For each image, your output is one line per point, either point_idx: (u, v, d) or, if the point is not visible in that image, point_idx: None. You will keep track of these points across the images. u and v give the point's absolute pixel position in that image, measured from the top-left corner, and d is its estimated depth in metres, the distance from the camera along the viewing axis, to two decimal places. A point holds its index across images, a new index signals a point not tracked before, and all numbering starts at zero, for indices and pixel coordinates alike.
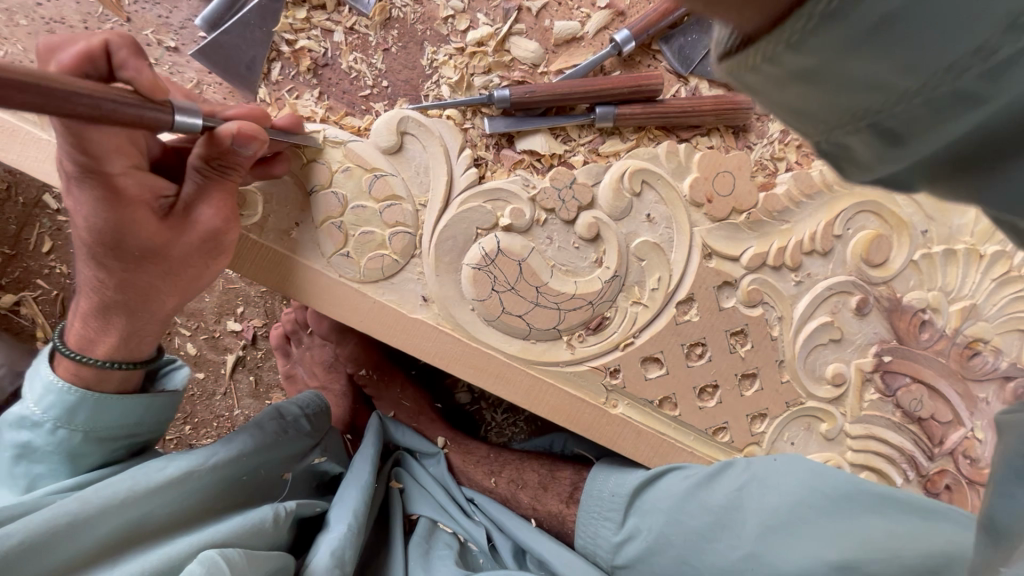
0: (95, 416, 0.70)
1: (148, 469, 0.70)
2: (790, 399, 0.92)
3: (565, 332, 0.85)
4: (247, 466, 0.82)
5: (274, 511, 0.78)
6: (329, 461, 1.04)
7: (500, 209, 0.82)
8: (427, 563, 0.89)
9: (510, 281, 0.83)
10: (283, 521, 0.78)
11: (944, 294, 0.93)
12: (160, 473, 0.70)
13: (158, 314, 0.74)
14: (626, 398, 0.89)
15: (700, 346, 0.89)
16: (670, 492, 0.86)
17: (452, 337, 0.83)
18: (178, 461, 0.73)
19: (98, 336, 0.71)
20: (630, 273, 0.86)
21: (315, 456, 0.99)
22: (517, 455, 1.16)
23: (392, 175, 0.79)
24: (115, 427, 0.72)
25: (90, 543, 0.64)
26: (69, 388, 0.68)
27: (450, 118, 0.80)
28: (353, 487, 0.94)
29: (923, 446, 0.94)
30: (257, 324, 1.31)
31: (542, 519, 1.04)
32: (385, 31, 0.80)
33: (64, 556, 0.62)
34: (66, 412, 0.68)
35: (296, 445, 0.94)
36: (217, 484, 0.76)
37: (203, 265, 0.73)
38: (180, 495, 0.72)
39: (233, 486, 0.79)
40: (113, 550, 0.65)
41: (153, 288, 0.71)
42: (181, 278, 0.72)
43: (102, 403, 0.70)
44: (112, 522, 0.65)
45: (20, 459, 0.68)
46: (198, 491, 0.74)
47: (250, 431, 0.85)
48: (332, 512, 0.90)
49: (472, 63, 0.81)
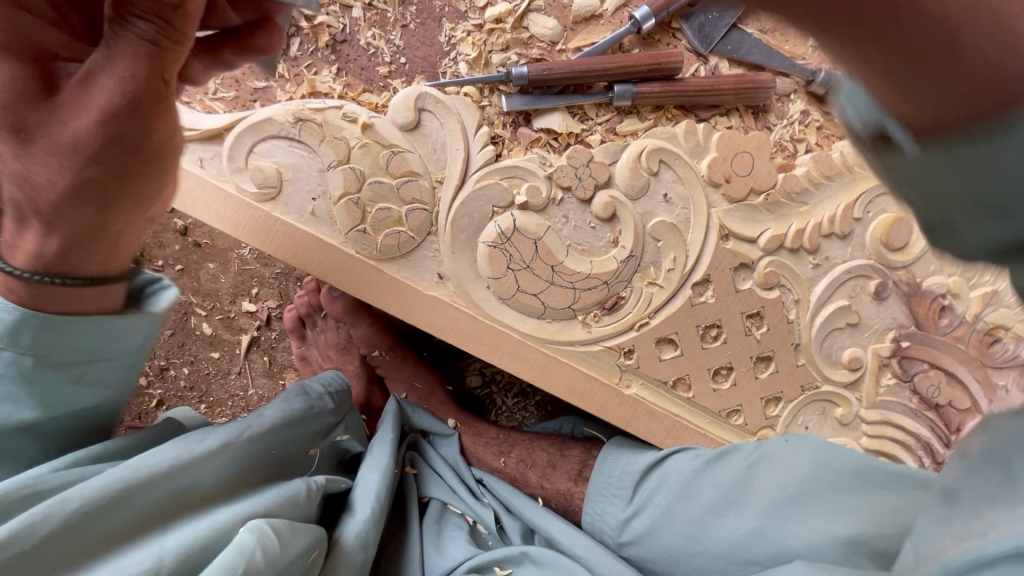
0: (49, 339, 0.53)
1: (189, 440, 0.68)
2: (805, 383, 0.92)
3: (580, 311, 0.85)
4: (279, 441, 0.82)
5: (307, 484, 0.79)
6: (351, 440, 1.04)
7: (517, 187, 0.81)
8: (439, 544, 0.92)
9: (525, 260, 0.83)
10: (316, 496, 0.79)
11: (966, 280, 0.92)
12: (202, 443, 0.68)
13: (118, 232, 0.54)
14: (640, 379, 0.88)
15: (716, 328, 0.88)
16: (676, 467, 0.87)
17: (467, 314, 0.83)
18: (216, 432, 0.71)
19: (20, 240, 0.52)
20: (646, 253, 0.85)
21: (338, 433, 1.00)
22: (527, 436, 1.16)
23: (409, 151, 0.79)
24: (66, 358, 0.55)
25: (138, 513, 0.60)
26: (2, 304, 0.51)
27: (467, 95, 0.80)
28: (371, 469, 0.95)
29: (939, 433, 0.94)
30: (272, 305, 1.32)
31: (549, 498, 1.04)
32: (403, 7, 0.80)
33: (113, 527, 0.58)
34: (8, 332, 0.51)
35: (321, 421, 0.94)
36: (255, 457, 0.75)
37: (120, 172, 0.49)
38: (222, 466, 0.70)
39: (267, 460, 0.79)
40: (159, 520, 0.62)
41: (91, 187, 0.49)
42: (91, 184, 0.48)
43: (47, 329, 0.53)
44: (161, 492, 0.62)
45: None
46: (239, 462, 0.72)
47: (278, 405, 0.86)
48: (356, 490, 0.90)
49: (490, 40, 0.81)
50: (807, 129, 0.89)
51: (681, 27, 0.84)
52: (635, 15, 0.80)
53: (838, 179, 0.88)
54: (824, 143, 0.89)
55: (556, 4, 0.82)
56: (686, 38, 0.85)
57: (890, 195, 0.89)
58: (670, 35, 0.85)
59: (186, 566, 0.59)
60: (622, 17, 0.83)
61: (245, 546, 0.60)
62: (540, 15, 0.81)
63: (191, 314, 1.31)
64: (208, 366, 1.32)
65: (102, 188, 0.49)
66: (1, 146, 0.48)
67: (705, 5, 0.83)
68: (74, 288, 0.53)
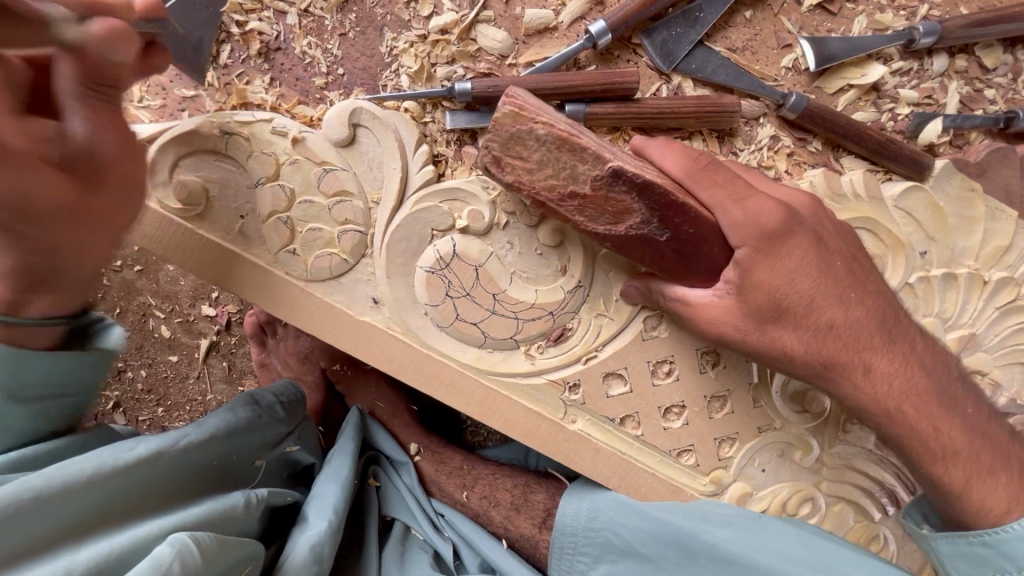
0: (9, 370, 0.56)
1: (115, 448, 0.62)
2: (764, 425, 0.87)
3: (523, 342, 0.81)
4: (222, 450, 0.75)
5: (246, 496, 0.72)
6: (302, 451, 0.94)
7: (458, 210, 0.77)
8: (402, 566, 0.90)
9: (466, 287, 0.78)
10: (255, 507, 0.72)
11: (941, 321, 0.87)
12: (129, 453, 0.63)
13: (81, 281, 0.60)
14: (586, 414, 0.84)
15: (668, 364, 0.83)
16: (645, 533, 0.85)
17: (402, 342, 0.79)
18: (148, 441, 0.65)
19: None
20: (595, 283, 0.81)
21: (288, 444, 0.90)
22: (492, 468, 1.08)
23: (343, 169, 0.75)
24: (35, 384, 0.59)
25: (46, 527, 0.55)
26: None
27: (408, 111, 0.75)
28: (329, 482, 0.88)
29: (905, 480, 0.90)
30: (231, 310, 1.29)
31: (514, 540, 1.00)
32: (342, 14, 0.75)
33: (16, 540, 0.53)
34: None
35: (270, 431, 0.84)
36: (188, 468, 0.70)
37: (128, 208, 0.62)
38: (149, 477, 0.64)
39: (204, 471, 0.72)
40: (75, 533, 0.57)
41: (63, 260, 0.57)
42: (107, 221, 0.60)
43: (23, 359, 0.57)
44: (76, 505, 0.57)
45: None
46: (169, 474, 0.67)
47: (221, 414, 0.78)
48: (306, 505, 0.84)
49: (434, 52, 0.75)
50: (777, 155, 0.83)
51: (642, 43, 0.78)
52: (590, 29, 0.74)
53: None
54: (795, 171, 0.84)
55: (508, 15, 0.77)
56: (647, 55, 0.79)
57: (863, 230, 0.84)
58: (630, 52, 0.79)
59: None
60: (578, 30, 0.78)
61: (161, 560, 0.53)
62: (489, 27, 0.76)
63: (149, 317, 1.28)
64: (166, 369, 1.29)
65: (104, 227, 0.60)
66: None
67: (668, 20, 0.78)
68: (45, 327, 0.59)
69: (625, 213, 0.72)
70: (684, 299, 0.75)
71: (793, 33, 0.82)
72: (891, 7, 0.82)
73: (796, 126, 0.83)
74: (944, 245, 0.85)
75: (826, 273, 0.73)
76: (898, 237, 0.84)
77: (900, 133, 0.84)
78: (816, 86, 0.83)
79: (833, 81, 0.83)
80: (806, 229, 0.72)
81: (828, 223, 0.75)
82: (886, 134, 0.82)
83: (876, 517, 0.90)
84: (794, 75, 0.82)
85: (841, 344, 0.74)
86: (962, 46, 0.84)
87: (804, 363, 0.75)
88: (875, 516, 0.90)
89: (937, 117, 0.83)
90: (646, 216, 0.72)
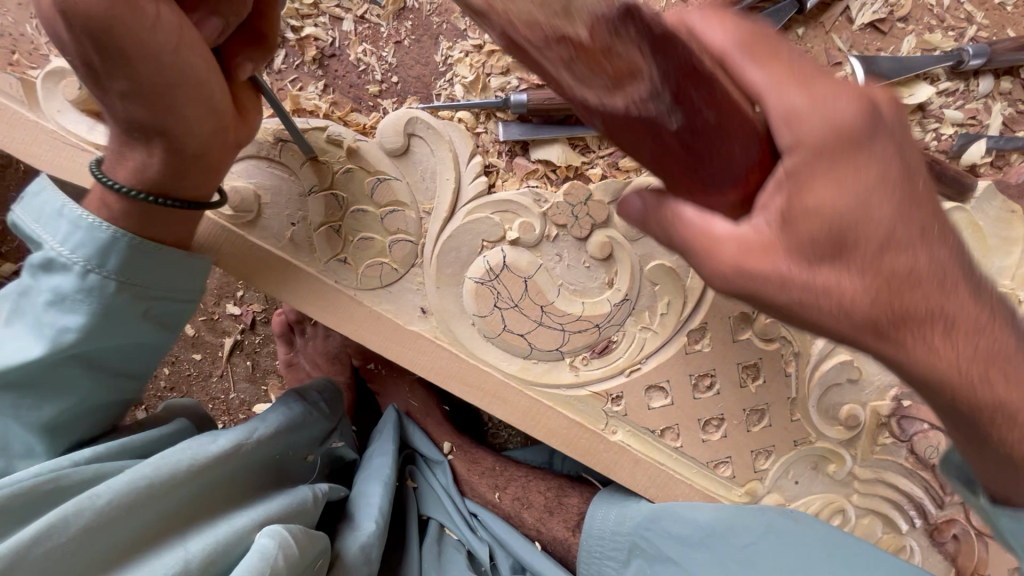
0: (134, 264, 0.60)
1: (201, 441, 0.66)
2: (799, 438, 0.88)
3: (568, 353, 0.81)
4: (282, 445, 0.78)
5: (312, 490, 0.77)
6: (346, 446, 0.96)
7: (509, 222, 0.77)
8: (440, 567, 0.93)
9: (514, 298, 0.78)
10: (321, 501, 0.77)
11: None
12: (215, 445, 0.67)
13: (196, 154, 0.60)
14: (627, 425, 0.85)
15: (709, 377, 0.84)
16: (673, 536, 0.85)
17: (448, 352, 0.79)
18: (226, 434, 0.69)
19: (118, 160, 0.60)
20: (642, 297, 0.81)
21: (336, 440, 0.92)
22: (524, 470, 1.09)
23: (397, 179, 0.75)
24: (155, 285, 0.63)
25: (154, 519, 0.60)
26: (99, 224, 0.58)
27: (462, 121, 0.75)
28: (373, 483, 0.91)
29: (934, 494, 0.91)
30: (256, 309, 1.28)
31: (546, 543, 1.00)
32: (398, 22, 0.75)
33: (129, 532, 0.57)
34: (98, 254, 0.58)
35: (321, 427, 0.87)
36: (259, 461, 0.73)
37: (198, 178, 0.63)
38: (233, 468, 0.69)
39: (267, 466, 0.75)
40: (172, 526, 0.61)
41: (207, 146, 0.60)
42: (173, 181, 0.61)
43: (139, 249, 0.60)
44: (178, 497, 0.62)
45: (52, 307, 0.59)
46: (246, 466, 0.71)
47: (281, 409, 0.80)
48: (355, 502, 0.88)
49: (488, 62, 0.75)
50: None
51: None
52: None
53: None
54: None
55: None
56: None
57: None
58: None
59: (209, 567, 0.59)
60: None
61: (267, 552, 0.60)
62: None
63: None
64: (189, 367, 1.29)
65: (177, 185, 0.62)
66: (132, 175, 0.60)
67: None
68: (183, 210, 0.63)
69: (628, 76, 0.38)
70: (700, 226, 0.45)
71: (844, 50, 0.82)
72: (939, 28, 0.83)
73: None
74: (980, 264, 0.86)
75: (910, 195, 0.43)
76: None
77: (943, 153, 0.85)
78: None
79: None
80: (891, 141, 0.43)
81: (911, 139, 0.45)
82: (930, 154, 0.83)
83: (903, 528, 0.92)
84: None
85: (910, 284, 0.44)
86: (1008, 68, 0.84)
87: (864, 320, 0.45)
88: (903, 527, 0.92)
89: (981, 137, 0.84)
90: (655, 84, 0.38)
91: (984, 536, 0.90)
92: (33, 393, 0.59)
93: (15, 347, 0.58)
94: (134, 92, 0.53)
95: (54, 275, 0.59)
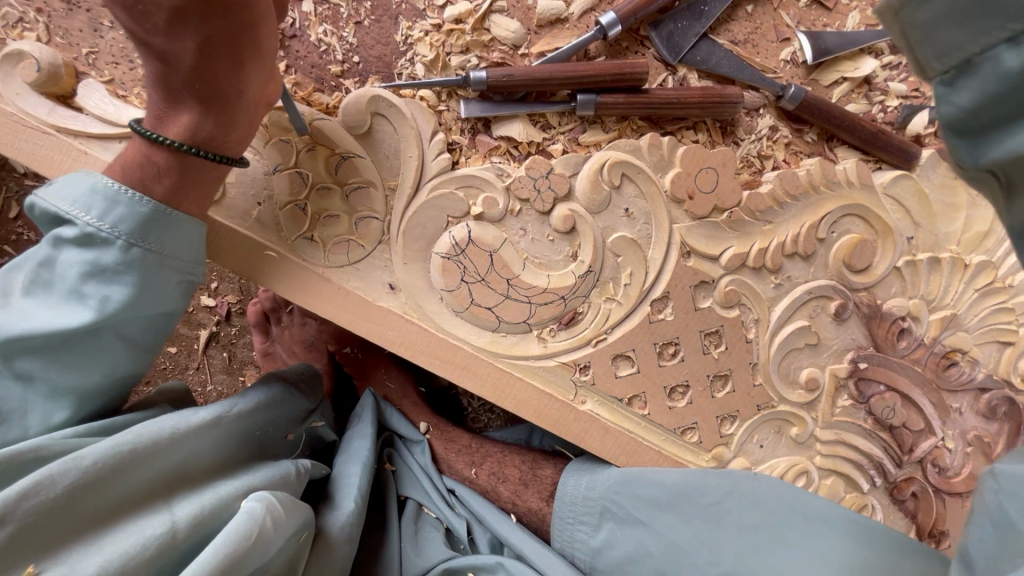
0: (168, 236, 0.64)
1: (182, 413, 0.67)
2: (762, 402, 0.91)
3: (536, 326, 0.83)
4: (262, 422, 0.79)
5: (295, 466, 0.78)
6: (325, 427, 0.98)
7: (473, 197, 0.79)
8: (416, 546, 0.95)
9: (480, 273, 0.80)
10: (303, 475, 0.79)
11: (925, 302, 0.92)
12: (196, 416, 0.68)
13: (250, 104, 0.64)
14: (595, 395, 0.87)
15: (673, 346, 0.87)
16: (642, 498, 0.88)
17: (418, 327, 0.81)
18: (207, 407, 0.70)
19: (166, 118, 0.63)
20: (605, 268, 0.83)
21: (316, 420, 0.93)
22: (499, 447, 1.10)
23: (361, 157, 0.76)
24: (184, 256, 0.66)
25: (139, 485, 0.61)
26: (141, 199, 0.62)
27: (423, 99, 0.77)
28: (352, 463, 0.92)
29: (892, 453, 0.94)
30: (232, 300, 1.28)
31: (521, 515, 1.02)
32: (357, 3, 0.76)
33: (116, 494, 0.58)
34: (140, 228, 0.62)
35: (300, 407, 0.88)
36: (240, 435, 0.74)
37: (245, 128, 0.66)
38: (215, 440, 0.70)
39: (250, 441, 0.76)
40: (157, 493, 0.62)
41: (257, 95, 0.64)
42: (222, 131, 0.64)
43: (174, 220, 0.64)
44: (160, 466, 0.63)
45: (89, 279, 0.61)
46: (226, 441, 0.72)
47: (258, 388, 0.81)
48: (336, 480, 0.89)
49: (448, 41, 0.77)
50: (775, 145, 0.87)
51: (649, 34, 0.81)
52: (601, 20, 0.76)
53: (804, 199, 0.86)
54: (792, 160, 0.87)
55: (520, 6, 0.79)
56: (654, 46, 0.81)
57: (855, 216, 0.88)
58: (638, 43, 0.81)
59: (196, 531, 0.60)
60: (588, 21, 0.80)
61: (255, 513, 0.62)
62: (502, 16, 0.78)
63: None
64: (164, 361, 1.27)
65: (227, 137, 0.65)
66: (182, 123, 0.63)
67: (674, 13, 0.80)
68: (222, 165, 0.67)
69: None
70: None
71: (791, 27, 0.85)
72: None
73: (794, 117, 0.86)
74: (928, 230, 0.91)
75: None
76: (887, 223, 0.89)
77: (890, 124, 0.88)
78: (812, 78, 0.86)
79: (828, 74, 0.86)
80: None
81: None
82: (877, 125, 0.87)
83: (864, 489, 0.95)
84: (792, 67, 0.86)
85: None
86: None
87: None
88: (865, 487, 0.95)
89: (925, 108, 0.88)
90: None
91: (942, 492, 0.94)
92: (62, 360, 0.61)
93: (54, 317, 0.60)
94: (209, 47, 0.57)
95: (90, 248, 0.61)
